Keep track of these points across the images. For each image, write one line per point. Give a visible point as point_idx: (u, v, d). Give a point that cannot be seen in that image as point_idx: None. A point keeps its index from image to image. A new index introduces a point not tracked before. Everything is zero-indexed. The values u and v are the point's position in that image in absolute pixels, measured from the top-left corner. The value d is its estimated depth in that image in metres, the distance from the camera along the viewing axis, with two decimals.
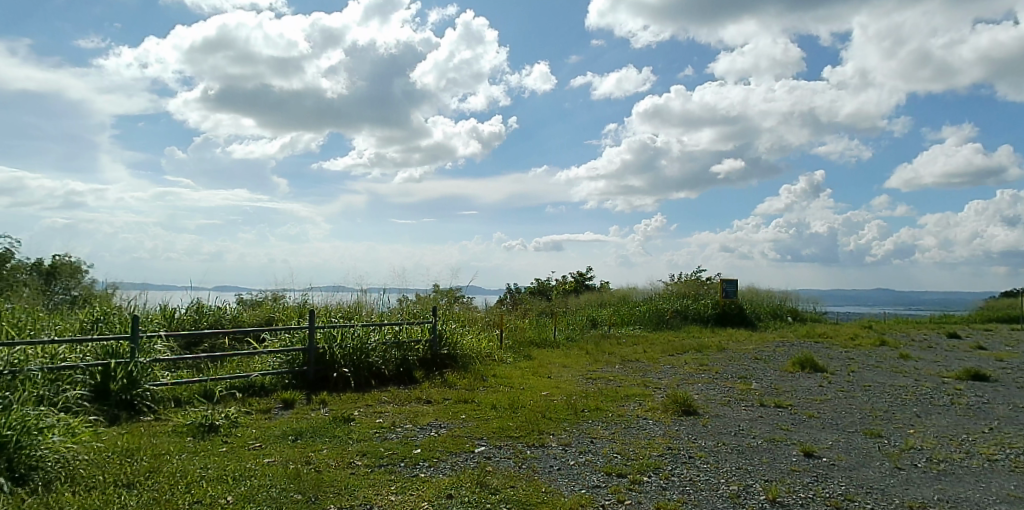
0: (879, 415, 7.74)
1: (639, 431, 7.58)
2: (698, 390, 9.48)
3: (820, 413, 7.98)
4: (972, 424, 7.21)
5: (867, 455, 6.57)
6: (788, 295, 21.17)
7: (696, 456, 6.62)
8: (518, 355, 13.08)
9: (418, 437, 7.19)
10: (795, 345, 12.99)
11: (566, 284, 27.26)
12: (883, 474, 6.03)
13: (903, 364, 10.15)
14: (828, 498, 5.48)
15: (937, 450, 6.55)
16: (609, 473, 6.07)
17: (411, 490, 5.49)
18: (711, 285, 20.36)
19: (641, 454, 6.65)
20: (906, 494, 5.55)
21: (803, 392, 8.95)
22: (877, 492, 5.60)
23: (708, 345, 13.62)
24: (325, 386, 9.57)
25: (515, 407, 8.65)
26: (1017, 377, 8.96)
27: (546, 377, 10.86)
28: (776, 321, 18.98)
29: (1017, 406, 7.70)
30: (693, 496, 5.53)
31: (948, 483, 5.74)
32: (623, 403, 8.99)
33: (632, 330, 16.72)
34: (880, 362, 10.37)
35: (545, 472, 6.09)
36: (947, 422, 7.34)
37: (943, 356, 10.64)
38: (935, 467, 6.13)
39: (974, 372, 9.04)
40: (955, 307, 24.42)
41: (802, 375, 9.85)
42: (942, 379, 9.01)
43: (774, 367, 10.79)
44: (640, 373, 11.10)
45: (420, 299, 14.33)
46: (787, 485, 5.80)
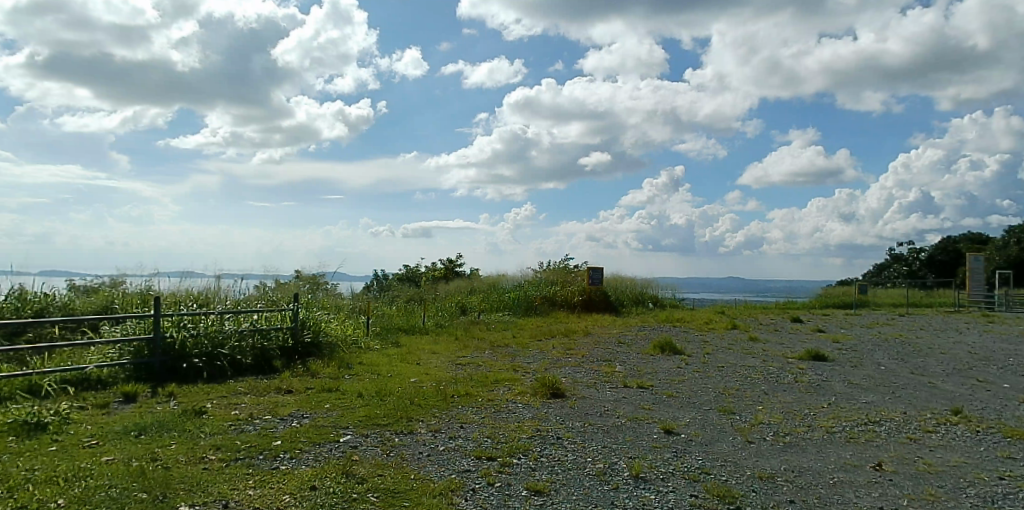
0: (731, 393, 8.28)
1: (508, 414, 7.60)
2: (566, 373, 9.68)
3: (679, 393, 8.41)
4: (812, 400, 7.89)
5: (721, 430, 7.00)
6: (649, 283, 22.27)
7: (564, 437, 6.73)
8: (385, 342, 12.75)
9: (278, 429, 6.75)
10: (655, 329, 13.65)
11: (436, 271, 27.08)
12: (736, 447, 6.43)
13: (753, 346, 10.96)
14: (687, 472, 5.75)
15: (783, 424, 7.11)
16: (479, 457, 6.01)
17: (271, 483, 5.12)
18: (578, 272, 21.03)
19: (511, 437, 6.65)
20: (757, 465, 5.94)
21: (663, 373, 9.40)
22: (731, 465, 5.95)
23: (575, 330, 14.01)
24: (173, 377, 8.76)
25: (383, 395, 8.37)
26: (850, 357, 9.95)
27: (415, 364, 10.63)
28: (638, 307, 19.91)
29: (849, 383, 8.53)
30: (561, 476, 5.59)
31: (793, 454, 6.22)
32: (493, 388, 9.00)
33: (502, 317, 16.84)
34: (732, 344, 11.14)
35: (414, 459, 5.92)
36: (791, 398, 8.00)
37: (788, 338, 11.62)
38: (781, 440, 6.63)
39: (814, 353, 9.92)
40: (799, 293, 26.89)
41: (662, 358, 10.36)
42: (787, 360, 9.81)
43: (637, 350, 11.26)
44: (510, 358, 11.19)
45: (281, 286, 13.57)
46: (649, 461, 6.03)
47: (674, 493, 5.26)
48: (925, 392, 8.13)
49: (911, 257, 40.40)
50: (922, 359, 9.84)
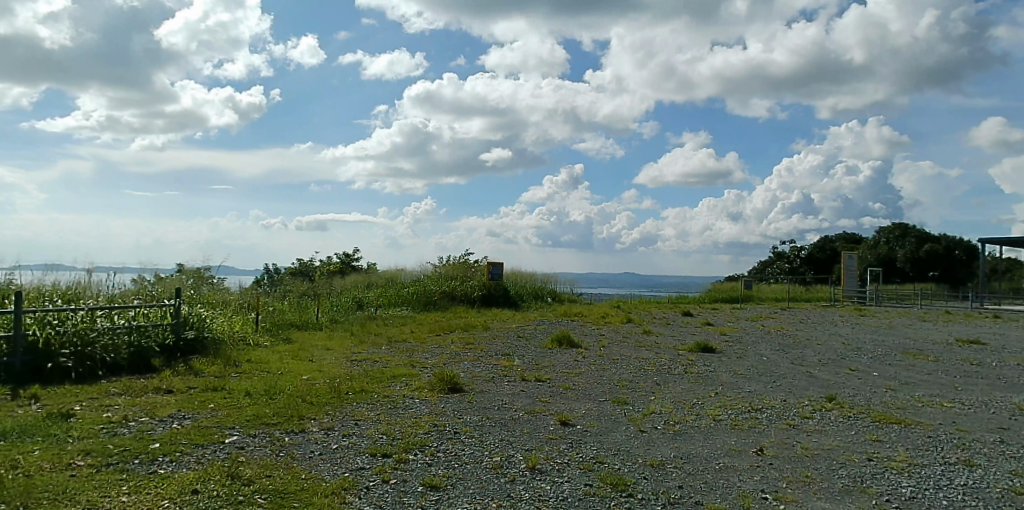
0: (625, 385, 8.50)
1: (405, 410, 7.43)
2: (464, 368, 9.60)
3: (575, 385, 8.54)
4: (700, 390, 8.24)
5: (615, 420, 7.15)
6: (548, 278, 22.62)
7: (461, 432, 6.65)
8: (276, 338, 12.19)
9: (156, 431, 6.26)
10: (553, 324, 13.84)
11: (331, 265, 26.28)
12: (629, 437, 6.59)
13: (646, 339, 11.34)
14: (581, 462, 5.83)
15: (673, 413, 7.37)
16: (374, 454, 5.82)
17: (148, 488, 4.72)
18: (478, 267, 21.00)
19: (407, 433, 6.50)
20: (648, 453, 6.11)
21: (561, 366, 9.52)
22: (623, 453, 6.09)
23: (474, 325, 13.96)
24: (36, 379, 7.93)
25: (272, 393, 7.96)
26: (735, 349, 10.49)
27: (308, 361, 10.19)
28: (537, 301, 20.15)
29: (734, 373, 8.97)
30: (458, 470, 5.51)
31: (682, 442, 6.45)
32: (389, 384, 8.78)
33: (400, 312, 16.52)
34: (627, 337, 11.49)
35: (305, 458, 5.65)
36: (680, 388, 8.31)
37: (678, 331, 12.11)
38: (671, 428, 6.87)
39: (703, 346, 10.38)
40: (689, 288, 28.20)
41: (559, 351, 10.50)
42: (677, 352, 10.21)
43: (535, 344, 11.37)
44: (408, 353, 10.98)
45: (161, 280, 12.66)
46: (545, 453, 6.06)
47: (570, 483, 5.31)
48: (802, 380, 8.69)
49: (793, 253, 43.34)
50: (800, 349, 10.53)
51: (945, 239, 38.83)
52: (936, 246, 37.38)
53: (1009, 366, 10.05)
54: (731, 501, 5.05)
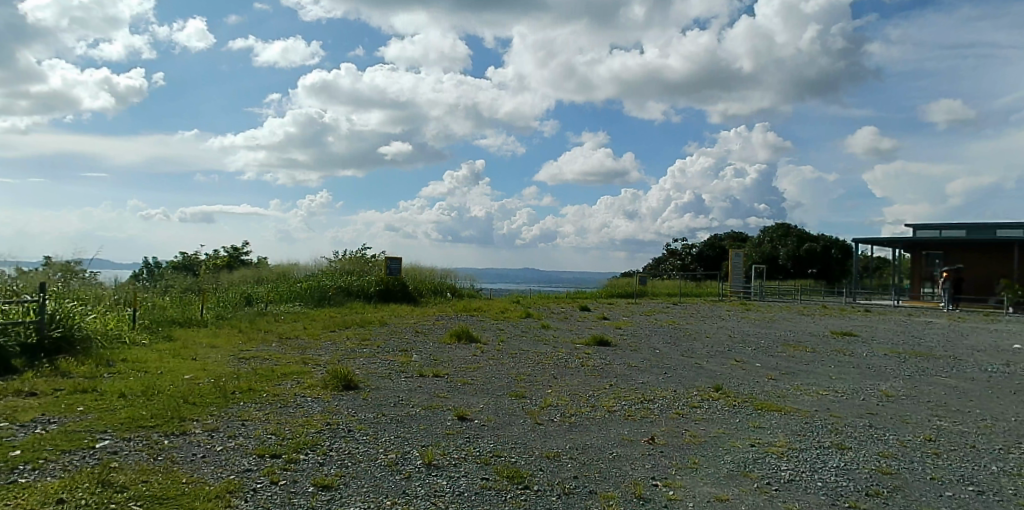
0: (523, 378, 8.53)
1: (295, 409, 7.10)
2: (359, 365, 9.31)
3: (473, 380, 8.47)
4: (596, 382, 8.40)
5: (512, 414, 7.16)
6: (448, 273, 22.47)
7: (356, 429, 6.42)
8: (156, 336, 11.34)
9: (16, 437, 5.62)
10: (452, 319, 13.74)
11: (218, 259, 24.87)
12: (526, 429, 6.61)
13: (544, 333, 11.47)
14: (478, 456, 5.77)
15: (570, 406, 7.47)
16: (262, 456, 5.49)
17: (3, 500, 4.21)
18: (376, 262, 20.53)
19: (298, 432, 6.20)
20: (544, 446, 6.14)
21: (459, 361, 9.43)
22: (520, 446, 6.09)
23: (371, 321, 13.61)
24: None
25: (150, 394, 7.37)
26: (629, 342, 10.82)
27: (190, 360, 9.54)
28: (436, 297, 19.96)
29: (628, 366, 9.23)
30: (351, 469, 5.30)
31: (578, 433, 6.54)
32: (279, 382, 8.37)
33: (292, 307, 15.85)
34: (525, 332, 11.58)
35: (185, 462, 5.25)
36: (577, 381, 8.44)
37: (575, 325, 12.34)
38: (567, 420, 6.95)
39: (599, 339, 10.63)
40: (586, 284, 28.89)
41: (458, 346, 10.40)
42: (574, 345, 10.39)
43: (433, 339, 11.21)
44: (300, 350, 10.53)
45: (22, 274, 11.46)
46: (442, 448, 5.96)
47: (466, 477, 5.24)
48: (692, 371, 9.06)
49: (685, 250, 45.48)
50: (690, 342, 10.99)
51: (823, 239, 42.11)
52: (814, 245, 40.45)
53: (875, 356, 10.94)
54: (623, 489, 5.15)
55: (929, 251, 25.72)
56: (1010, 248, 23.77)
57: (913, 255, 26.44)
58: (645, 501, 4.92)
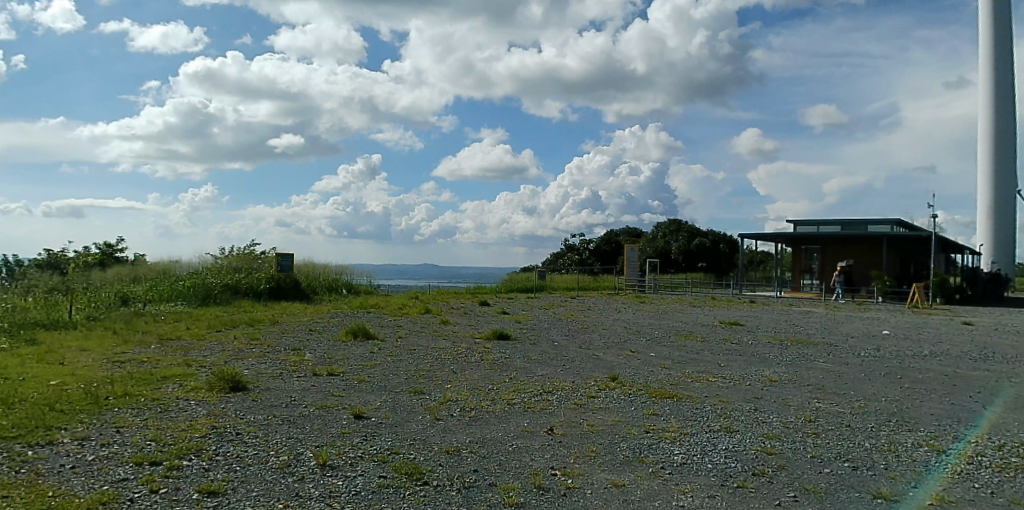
0: (422, 374, 8.38)
1: (177, 413, 6.61)
2: (248, 365, 8.83)
3: (370, 377, 8.23)
4: (496, 376, 8.39)
5: (411, 410, 7.00)
6: (344, 269, 21.85)
7: (244, 432, 6.06)
8: (15, 340, 10.27)
9: None
10: (347, 316, 13.35)
11: (88, 257, 22.96)
12: (425, 425, 6.49)
13: (443, 328, 11.34)
14: (376, 454, 5.59)
15: (470, 400, 7.41)
16: (139, 464, 5.06)
17: None
18: (266, 259, 19.61)
19: (180, 437, 5.77)
20: (444, 441, 6.05)
21: (355, 359, 9.14)
22: (419, 443, 5.96)
23: (261, 320, 12.97)
24: None
25: (8, 403, 6.63)
26: (528, 335, 10.91)
27: (57, 364, 8.70)
28: (331, 294, 19.35)
29: (528, 358, 9.29)
30: (240, 473, 4.99)
31: (478, 427, 6.49)
32: (159, 386, 7.78)
33: (174, 307, 14.85)
34: (424, 327, 11.42)
35: (51, 474, 4.74)
36: (477, 375, 8.38)
37: (475, 320, 12.31)
38: (468, 415, 6.88)
39: (499, 333, 10.65)
40: (486, 279, 28.97)
41: (354, 343, 10.10)
42: (474, 340, 10.35)
43: (327, 337, 10.83)
44: (182, 352, 9.85)
45: None
46: (337, 448, 5.73)
47: (363, 476, 5.05)
48: (589, 363, 9.24)
49: (582, 246, 46.64)
50: (587, 334, 11.23)
51: (711, 234, 44.53)
52: (703, 240, 42.68)
53: (759, 344, 11.62)
54: (524, 480, 5.15)
55: (807, 246, 27.68)
56: (877, 243, 25.90)
57: (794, 249, 28.36)
58: (545, 490, 4.93)
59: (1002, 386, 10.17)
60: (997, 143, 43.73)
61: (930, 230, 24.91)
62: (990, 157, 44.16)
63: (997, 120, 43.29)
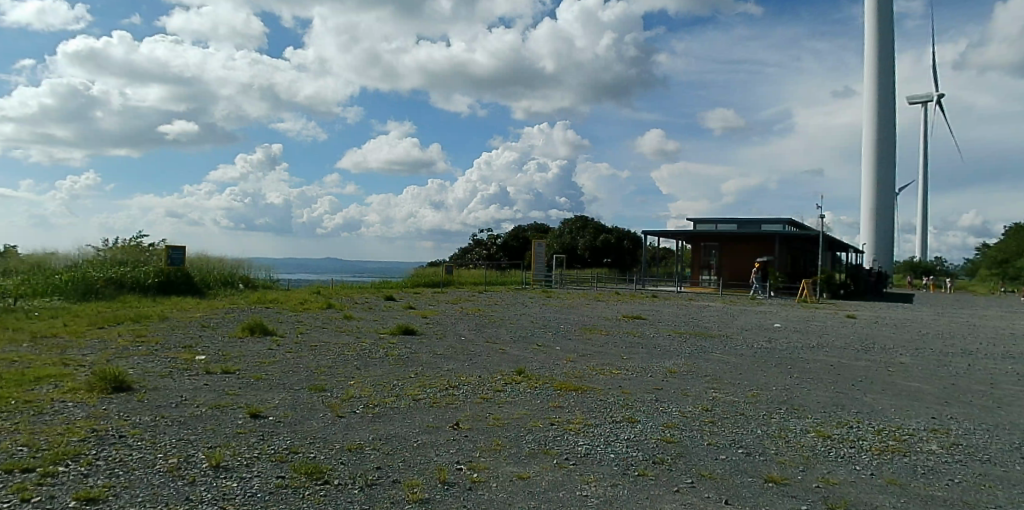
0: (324, 371, 8.13)
1: (53, 416, 6.08)
2: (133, 364, 8.26)
3: (268, 375, 7.89)
4: (401, 371, 8.24)
5: (311, 408, 6.76)
6: (240, 263, 20.95)
7: (128, 435, 5.65)
8: None
9: None
10: (244, 311, 12.79)
11: None
12: (326, 423, 6.28)
13: (346, 324, 11.04)
14: (273, 454, 5.36)
15: (373, 396, 7.24)
16: (8, 471, 4.61)
17: None
18: (155, 251, 18.50)
19: (56, 442, 5.31)
20: (345, 438, 5.87)
21: (252, 356, 8.74)
22: (319, 441, 5.76)
23: (149, 315, 12.21)
24: None
25: None
26: (435, 330, 10.81)
27: None
28: (227, 289, 18.48)
29: (434, 353, 9.19)
30: (123, 478, 4.64)
31: (381, 423, 6.34)
32: (31, 387, 7.14)
33: (50, 303, 13.71)
34: (326, 323, 11.09)
35: None
36: (381, 371, 8.21)
37: (380, 315, 12.08)
38: (371, 411, 6.72)
39: (405, 328, 10.49)
40: (392, 273, 28.57)
41: (251, 340, 9.67)
42: (379, 335, 10.17)
43: (222, 333, 10.32)
44: (58, 350, 9.10)
45: None
46: (231, 449, 5.44)
47: (259, 477, 4.82)
48: (496, 357, 9.25)
49: (490, 241, 46.89)
50: (494, 328, 11.26)
51: (615, 231, 45.88)
52: (608, 237, 43.93)
53: (660, 337, 12.02)
54: (428, 475, 5.07)
55: (706, 243, 28.89)
56: (770, 241, 27.41)
57: (694, 245, 29.53)
58: (450, 485, 4.87)
59: (879, 374, 10.99)
60: (876, 150, 47.28)
61: (818, 229, 26.58)
62: (871, 159, 47.76)
63: (876, 128, 46.80)
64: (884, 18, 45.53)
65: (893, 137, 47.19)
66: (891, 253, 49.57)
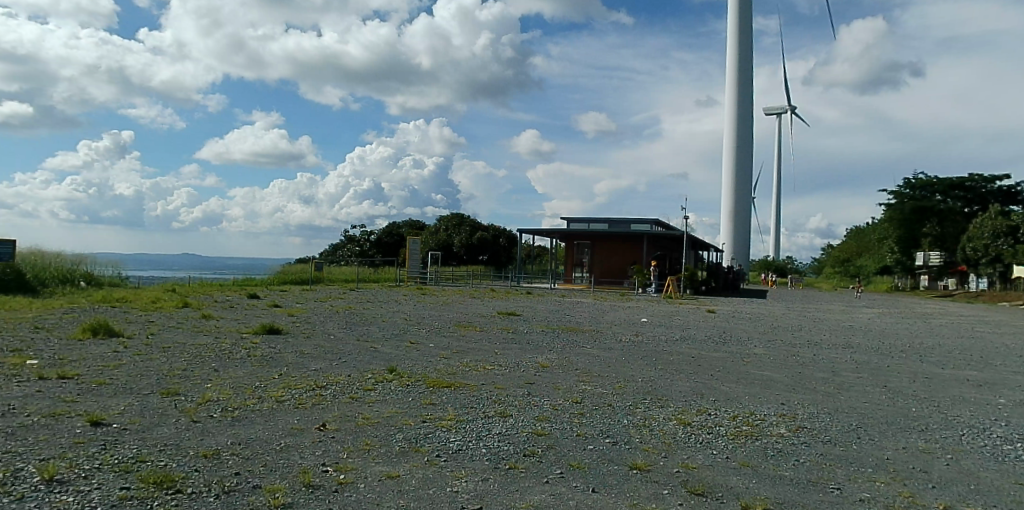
0: (178, 374, 7.61)
1: None
2: None
3: (112, 380, 7.28)
4: (264, 373, 7.88)
5: (162, 413, 6.31)
6: (82, 259, 19.21)
7: None
8: None
9: None
10: (86, 311, 11.73)
11: None
12: (179, 429, 5.88)
13: (204, 323, 10.43)
14: (118, 464, 4.95)
15: (232, 399, 6.87)
16: None
17: None
18: None
19: None
20: (200, 444, 5.53)
21: (94, 360, 8.03)
22: (171, 448, 5.39)
23: None
24: None
25: None
26: (302, 329, 10.45)
27: None
28: (65, 287, 16.87)
29: (300, 353, 8.88)
30: None
31: (241, 428, 6.03)
32: None
33: None
34: (182, 323, 10.41)
35: None
36: (243, 373, 7.81)
37: (242, 314, 11.50)
38: (230, 415, 6.37)
39: (269, 328, 10.06)
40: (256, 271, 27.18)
41: (92, 342, 8.88)
42: (240, 335, 9.67)
43: (59, 336, 9.40)
44: None
45: None
46: (68, 460, 4.97)
47: (100, 490, 4.43)
48: (367, 355, 9.08)
49: (364, 238, 46.00)
50: (365, 326, 11.06)
51: (492, 229, 46.48)
52: (484, 234, 44.33)
53: (533, 332, 12.31)
54: (291, 479, 4.88)
55: (579, 242, 29.94)
56: (639, 241, 28.76)
57: (567, 244, 30.34)
58: (315, 488, 4.72)
59: (735, 364, 11.83)
60: (735, 157, 50.89)
61: (682, 229, 28.21)
62: (732, 165, 51.36)
63: (736, 136, 50.36)
64: (744, 33, 48.95)
65: (750, 145, 50.95)
66: (747, 252, 53.61)
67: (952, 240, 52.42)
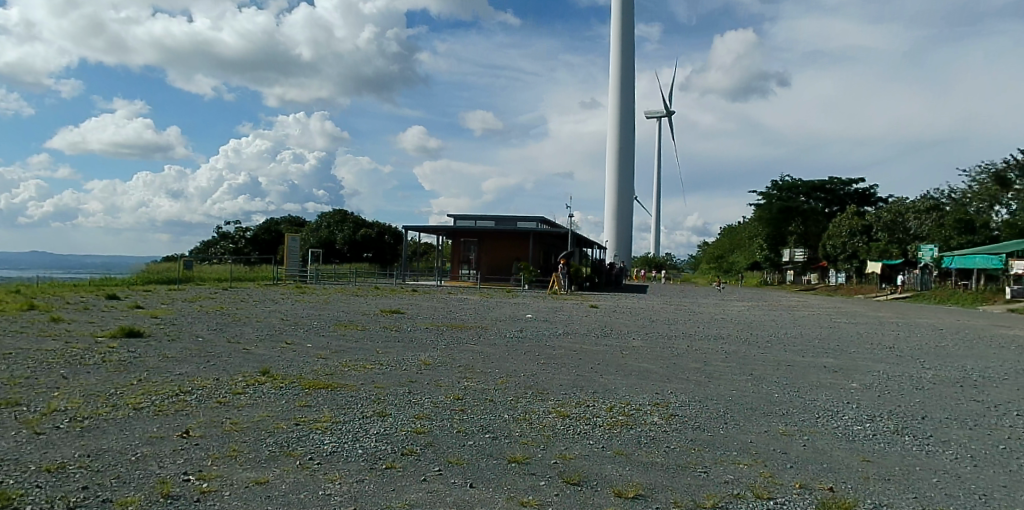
0: (18, 383, 6.96)
1: None
2: None
3: None
4: (120, 379, 7.36)
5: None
6: None
7: None
8: None
9: None
10: None
11: None
12: (18, 443, 5.39)
13: (51, 327, 9.57)
14: None
15: (81, 408, 6.37)
16: None
17: None
18: None
19: None
20: (43, 458, 5.10)
21: None
22: (8, 463, 4.94)
23: None
24: None
25: None
26: (165, 331, 9.86)
27: None
28: None
29: (163, 357, 8.37)
30: None
31: (91, 438, 5.61)
32: None
33: None
34: (26, 327, 9.51)
35: None
36: (95, 380, 7.26)
37: (97, 317, 10.65)
38: (78, 426, 5.91)
39: (128, 330, 9.40)
40: (117, 269, 25.24)
41: None
42: (94, 339, 8.95)
43: None
44: None
45: None
46: None
47: None
48: (238, 358, 8.70)
49: (239, 234, 43.86)
50: (238, 327, 10.58)
51: (378, 226, 45.74)
52: (369, 231, 43.50)
53: (417, 330, 12.27)
54: (147, 491, 4.61)
55: (466, 239, 30.05)
56: (525, 238, 29.26)
57: (453, 241, 30.36)
58: (174, 499, 4.49)
59: (615, 357, 12.34)
60: (618, 157, 52.87)
61: (567, 227, 28.99)
62: (615, 165, 53.33)
63: (619, 137, 52.30)
64: (627, 38, 50.88)
65: (631, 146, 53.11)
66: (628, 249, 55.91)
67: (815, 238, 57.32)
